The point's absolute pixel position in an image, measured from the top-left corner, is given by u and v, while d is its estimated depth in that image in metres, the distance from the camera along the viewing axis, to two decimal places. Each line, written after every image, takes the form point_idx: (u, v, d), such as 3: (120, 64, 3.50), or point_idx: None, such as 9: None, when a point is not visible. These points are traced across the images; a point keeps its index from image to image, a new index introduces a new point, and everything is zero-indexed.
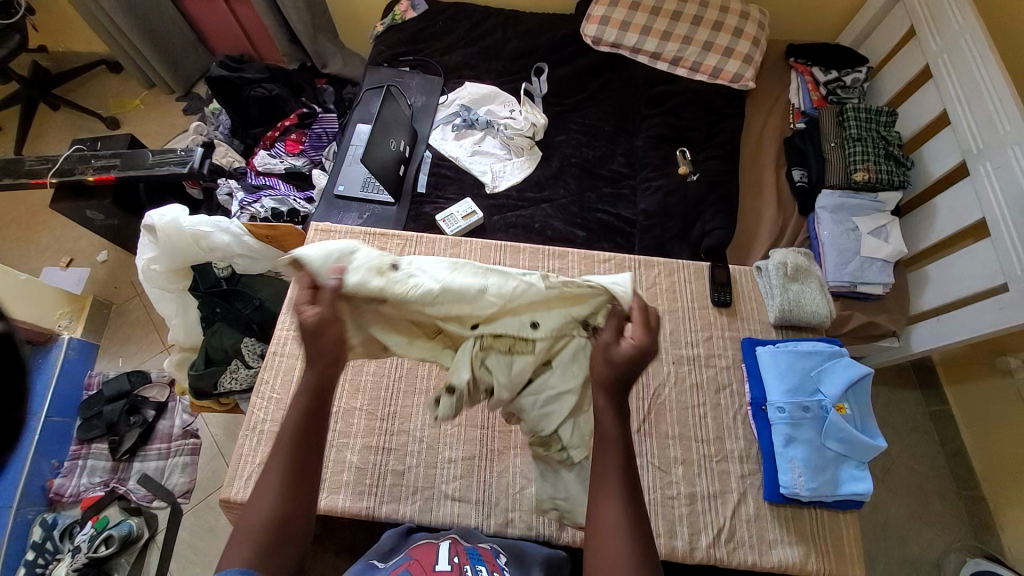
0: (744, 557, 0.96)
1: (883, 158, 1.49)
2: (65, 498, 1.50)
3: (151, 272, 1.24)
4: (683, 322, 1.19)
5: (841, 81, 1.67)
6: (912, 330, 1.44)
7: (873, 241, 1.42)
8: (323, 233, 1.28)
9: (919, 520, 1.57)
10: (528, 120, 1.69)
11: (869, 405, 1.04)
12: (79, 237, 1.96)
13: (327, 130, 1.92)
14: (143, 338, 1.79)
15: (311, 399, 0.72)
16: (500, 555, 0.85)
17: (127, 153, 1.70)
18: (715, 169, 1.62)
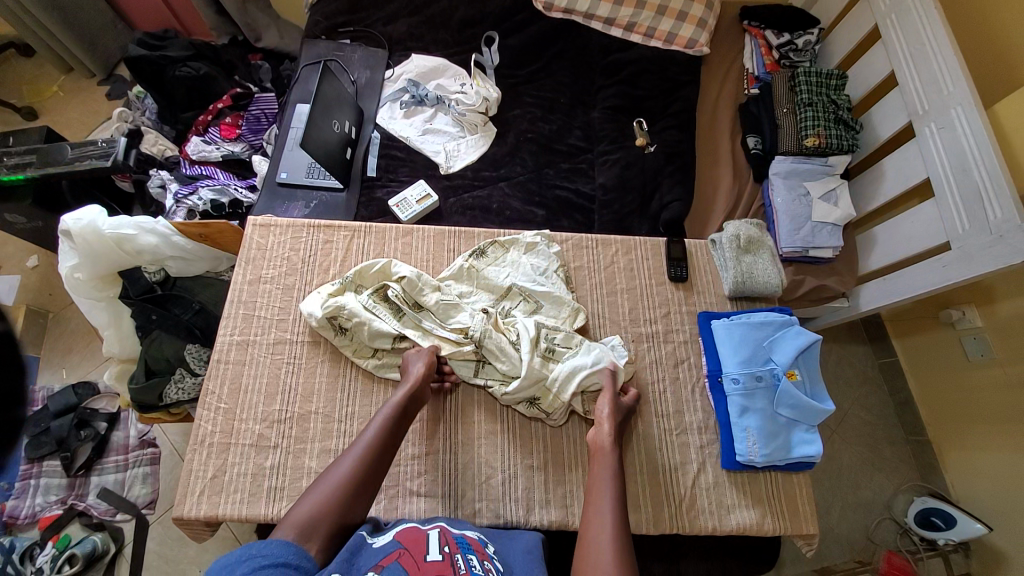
0: (705, 523, 1.00)
1: (833, 122, 1.50)
2: (19, 520, 1.43)
3: (74, 280, 1.16)
4: (641, 300, 1.20)
5: (793, 44, 1.66)
6: (860, 290, 1.50)
7: (823, 206, 1.45)
8: (261, 228, 1.21)
9: (870, 465, 1.68)
10: (480, 94, 1.62)
11: (818, 370, 1.08)
12: (3, 243, 1.80)
13: (265, 111, 1.78)
14: (87, 347, 1.68)
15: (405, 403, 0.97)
16: (488, 544, 0.87)
17: (43, 148, 1.54)
18: (672, 139, 1.60)
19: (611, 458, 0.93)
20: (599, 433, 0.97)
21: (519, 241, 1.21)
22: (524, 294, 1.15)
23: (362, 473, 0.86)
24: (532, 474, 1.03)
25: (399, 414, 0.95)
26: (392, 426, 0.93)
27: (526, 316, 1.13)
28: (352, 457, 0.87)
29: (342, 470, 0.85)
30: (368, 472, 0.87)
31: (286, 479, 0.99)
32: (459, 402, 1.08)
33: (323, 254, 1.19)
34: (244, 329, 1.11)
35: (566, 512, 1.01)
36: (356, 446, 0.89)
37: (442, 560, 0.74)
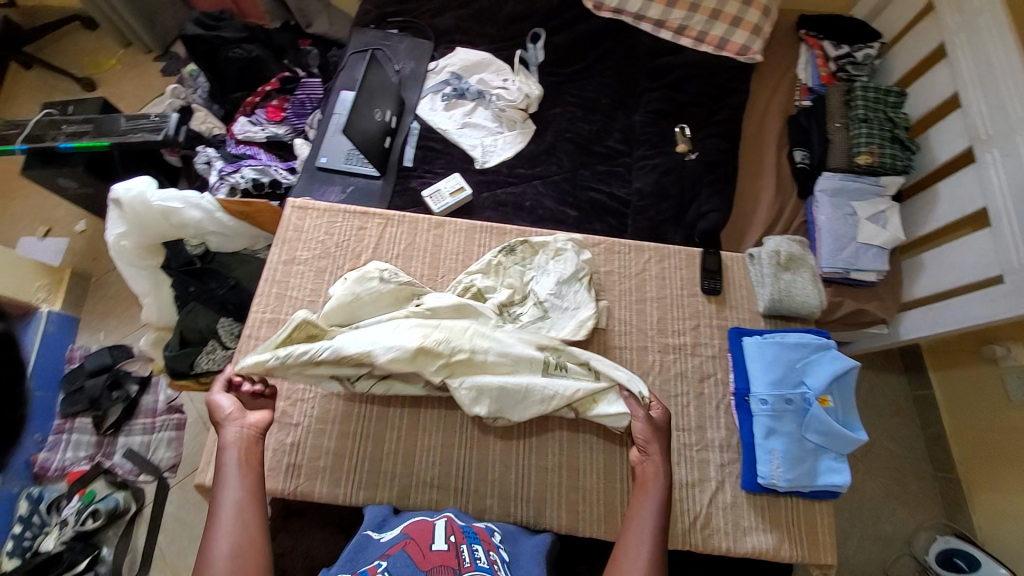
0: (719, 543, 0.98)
1: (888, 141, 1.44)
2: (50, 472, 1.51)
3: (121, 247, 1.21)
4: (670, 310, 1.17)
5: (852, 57, 1.60)
6: (902, 318, 1.43)
7: (871, 227, 1.39)
8: (300, 210, 1.23)
9: (893, 500, 1.60)
10: (522, 91, 1.63)
11: (853, 399, 1.03)
12: (56, 206, 1.89)
13: (310, 96, 1.82)
14: (125, 312, 1.75)
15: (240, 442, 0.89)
16: (495, 534, 0.89)
17: (101, 119, 1.62)
18: (714, 148, 1.56)
19: (658, 485, 0.91)
20: (646, 462, 0.94)
21: (548, 248, 1.19)
22: (540, 301, 1.14)
23: (244, 539, 0.80)
24: (545, 475, 1.03)
25: (245, 459, 0.88)
26: (246, 474, 0.87)
27: (535, 321, 1.12)
28: (225, 531, 0.80)
29: (223, 544, 0.79)
30: (251, 536, 0.80)
31: (303, 457, 1.02)
32: (439, 411, 1.06)
33: (357, 240, 1.21)
34: (275, 308, 1.13)
35: (576, 517, 1.00)
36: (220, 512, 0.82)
37: (447, 550, 0.76)
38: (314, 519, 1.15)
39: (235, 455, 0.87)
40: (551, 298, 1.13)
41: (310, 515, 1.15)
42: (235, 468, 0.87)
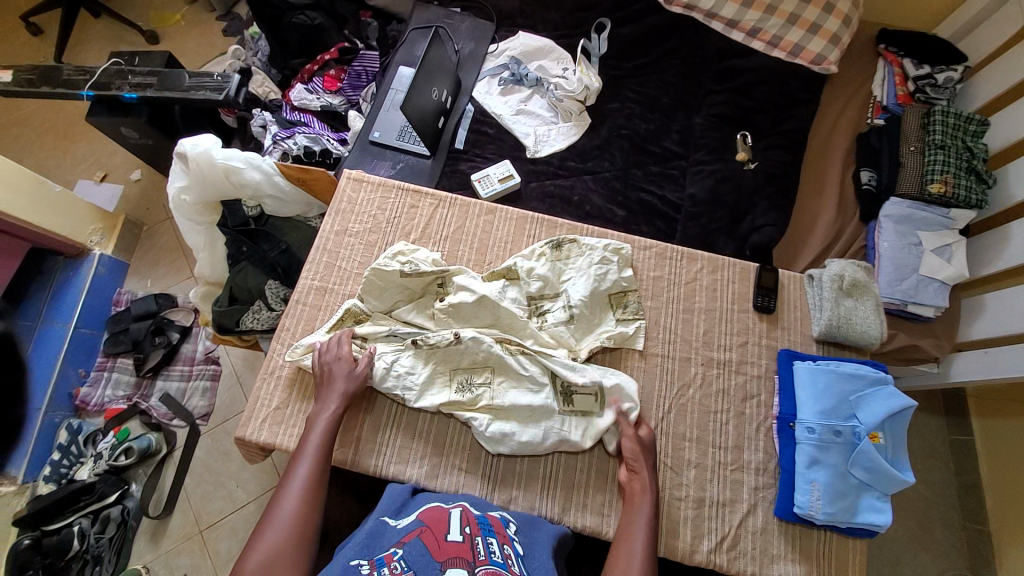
0: (743, 567, 0.96)
1: (964, 172, 1.36)
2: (89, 407, 1.58)
3: (181, 201, 1.26)
4: (718, 323, 1.14)
5: (933, 78, 1.49)
6: (955, 358, 1.37)
7: (935, 260, 1.32)
8: (355, 181, 1.24)
9: (917, 545, 1.53)
10: (582, 83, 1.57)
11: (904, 438, 0.99)
12: (115, 153, 1.95)
13: (367, 69, 1.81)
14: (171, 263, 1.80)
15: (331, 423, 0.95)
16: (509, 525, 0.87)
17: (165, 72, 1.65)
18: (776, 159, 1.50)
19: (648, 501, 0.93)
20: (637, 480, 0.95)
21: (595, 251, 1.14)
22: (569, 305, 1.09)
23: (307, 510, 0.85)
24: (573, 473, 1.02)
25: (324, 440, 0.94)
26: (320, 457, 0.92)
27: (561, 324, 1.08)
28: (294, 497, 0.85)
29: (288, 508, 0.84)
30: (313, 507, 0.85)
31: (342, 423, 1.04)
32: None
33: (408, 218, 1.21)
34: (323, 276, 1.14)
35: (602, 520, 0.99)
36: (292, 481, 0.88)
37: (462, 542, 0.73)
38: (335, 485, 1.18)
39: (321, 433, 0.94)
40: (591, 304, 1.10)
41: (331, 481, 1.18)
42: (316, 446, 0.92)
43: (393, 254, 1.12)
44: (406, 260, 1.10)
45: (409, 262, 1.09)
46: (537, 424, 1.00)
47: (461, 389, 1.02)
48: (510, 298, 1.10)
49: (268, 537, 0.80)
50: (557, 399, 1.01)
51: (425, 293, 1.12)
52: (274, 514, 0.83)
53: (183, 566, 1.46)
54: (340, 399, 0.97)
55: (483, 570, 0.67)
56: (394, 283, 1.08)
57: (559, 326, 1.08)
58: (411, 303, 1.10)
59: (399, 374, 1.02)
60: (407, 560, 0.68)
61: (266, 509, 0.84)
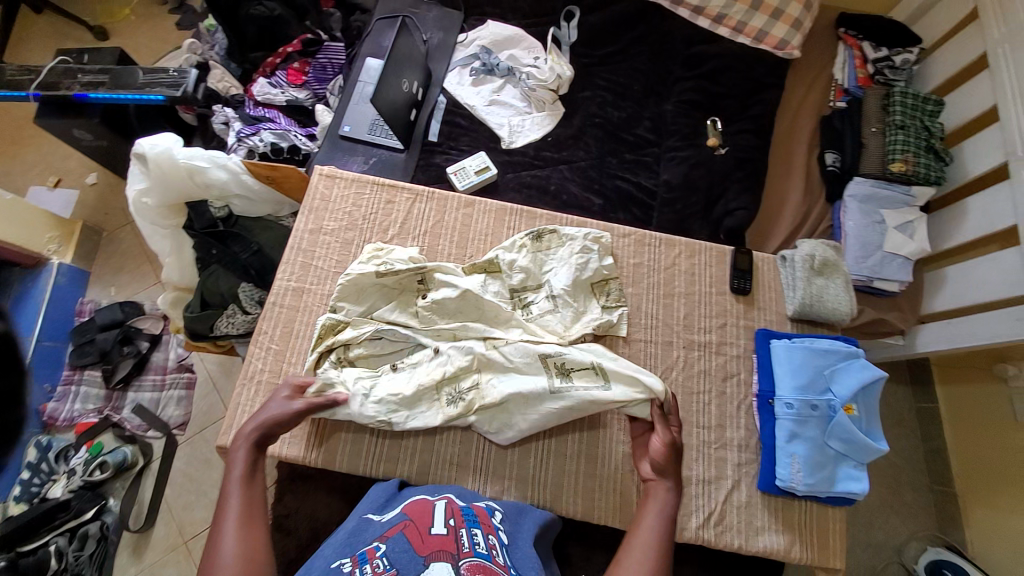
0: (731, 540, 0.99)
1: (923, 150, 1.42)
2: (59, 422, 1.51)
3: (141, 205, 1.20)
4: (697, 306, 1.16)
5: (891, 60, 1.55)
6: (919, 330, 1.43)
7: (898, 237, 1.38)
8: (327, 178, 1.21)
9: (889, 508, 1.61)
10: (554, 71, 1.57)
11: (877, 408, 1.03)
12: (67, 156, 1.85)
13: (332, 61, 1.77)
14: (136, 270, 1.73)
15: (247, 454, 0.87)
16: (495, 513, 0.87)
17: (116, 70, 1.56)
18: (746, 144, 1.53)
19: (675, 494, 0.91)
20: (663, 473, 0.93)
21: (575, 241, 1.15)
22: (552, 295, 1.10)
23: (250, 542, 0.77)
24: (563, 461, 1.03)
25: (250, 469, 0.85)
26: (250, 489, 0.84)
27: (545, 313, 1.09)
28: (232, 535, 0.77)
29: (230, 547, 0.75)
30: (258, 538, 0.78)
31: (310, 441, 1.01)
32: None
33: (385, 214, 1.19)
34: (300, 276, 1.11)
35: (593, 505, 1.01)
36: (227, 518, 0.79)
37: (447, 535, 0.73)
38: (322, 489, 1.16)
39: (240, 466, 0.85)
40: (573, 293, 1.11)
41: (319, 485, 1.16)
42: (242, 477, 0.84)
43: (371, 253, 1.10)
44: (382, 262, 1.08)
45: (384, 262, 1.08)
46: (527, 409, 0.99)
47: (452, 401, 1.00)
48: (490, 292, 1.09)
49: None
50: (549, 376, 1.00)
51: (404, 290, 1.09)
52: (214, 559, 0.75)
53: None
54: (254, 431, 0.89)
55: (468, 563, 0.67)
56: (371, 284, 1.07)
57: (546, 317, 1.09)
58: (391, 300, 1.08)
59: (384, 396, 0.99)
60: (390, 557, 0.67)
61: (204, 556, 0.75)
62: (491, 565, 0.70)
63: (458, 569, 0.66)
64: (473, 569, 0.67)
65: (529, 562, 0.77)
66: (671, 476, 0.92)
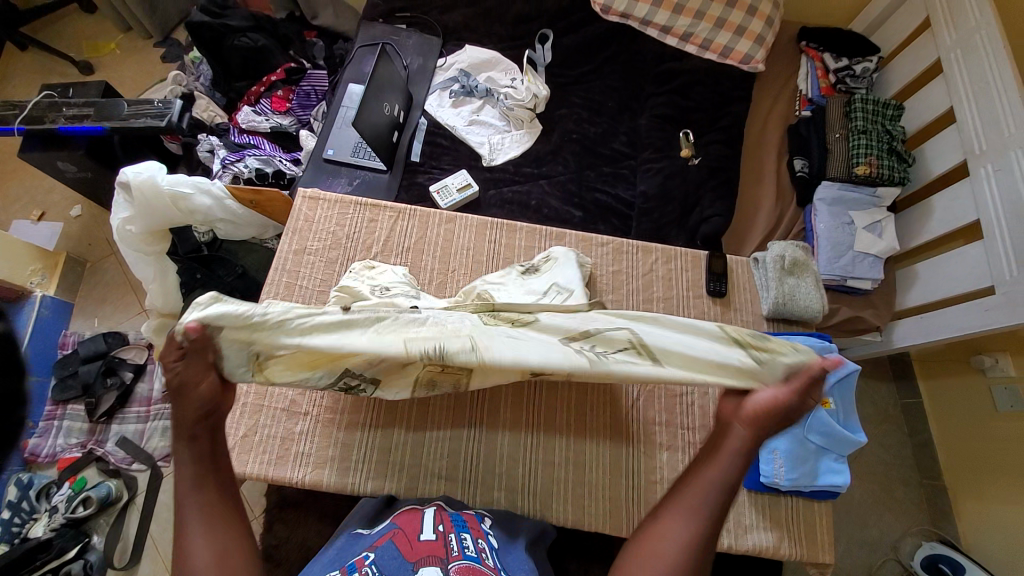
0: (722, 540, 1.00)
1: (885, 152, 1.48)
2: (40, 458, 1.49)
3: (126, 232, 1.21)
4: (676, 310, 1.20)
5: (851, 69, 1.62)
6: (895, 326, 1.48)
7: (867, 237, 1.43)
8: (311, 200, 1.23)
9: (881, 505, 1.63)
10: (530, 91, 1.62)
11: (853, 402, 1.06)
12: (52, 190, 1.85)
13: (316, 88, 1.81)
14: (120, 299, 1.72)
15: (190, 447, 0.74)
16: (485, 520, 0.87)
17: (101, 102, 1.59)
18: (718, 154, 1.59)
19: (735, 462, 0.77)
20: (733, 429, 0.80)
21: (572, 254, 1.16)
22: (560, 288, 1.08)
23: (225, 538, 0.69)
24: (552, 468, 1.04)
25: (199, 466, 0.73)
26: (207, 481, 0.73)
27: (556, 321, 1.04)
28: (200, 534, 0.69)
29: (202, 554, 0.67)
30: (233, 536, 0.70)
31: (280, 428, 1.03)
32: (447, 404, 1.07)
33: (367, 232, 1.21)
34: (284, 296, 1.13)
35: (583, 511, 1.01)
36: (189, 523, 0.70)
37: (436, 540, 0.73)
38: (314, 513, 1.14)
39: (189, 457, 0.73)
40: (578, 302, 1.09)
41: (310, 508, 1.15)
42: (191, 477, 0.73)
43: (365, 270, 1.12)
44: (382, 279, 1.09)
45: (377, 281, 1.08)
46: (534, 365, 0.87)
47: (429, 355, 0.86)
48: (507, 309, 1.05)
49: None
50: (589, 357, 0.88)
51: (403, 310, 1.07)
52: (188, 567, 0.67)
53: None
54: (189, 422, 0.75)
55: (457, 565, 0.68)
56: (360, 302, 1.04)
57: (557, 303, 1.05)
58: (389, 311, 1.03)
59: (321, 340, 0.84)
60: (379, 564, 0.67)
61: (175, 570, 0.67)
62: (480, 566, 0.70)
63: (447, 571, 0.66)
64: (462, 570, 0.67)
65: (519, 564, 0.78)
66: (751, 434, 0.79)
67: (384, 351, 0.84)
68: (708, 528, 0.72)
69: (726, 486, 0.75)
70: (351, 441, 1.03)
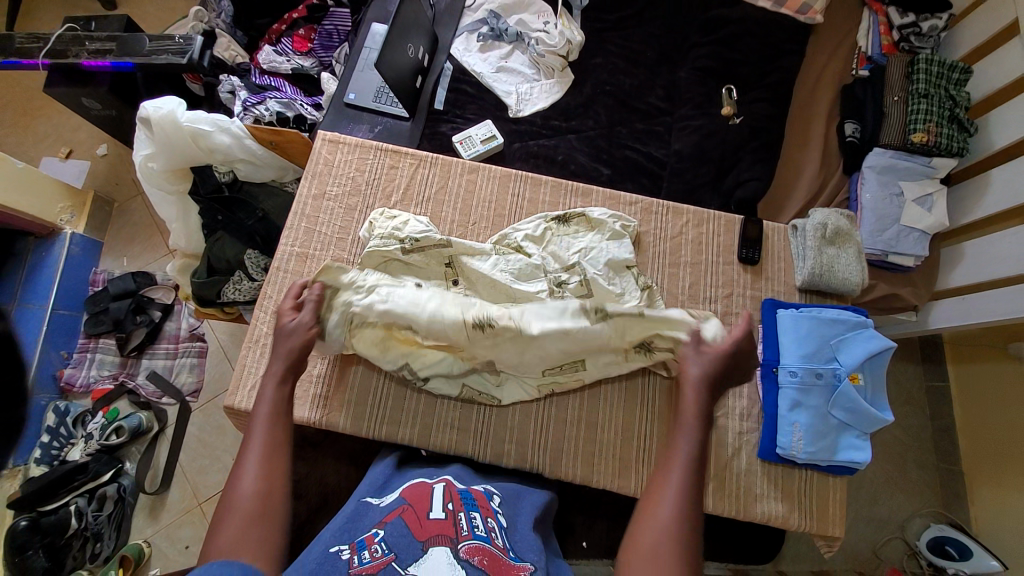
0: (730, 507, 1.00)
1: (946, 120, 1.36)
2: (76, 387, 1.57)
3: (149, 170, 1.21)
4: (705, 276, 1.15)
5: (918, 27, 1.46)
6: (933, 306, 1.41)
7: (915, 210, 1.33)
8: (331, 143, 1.20)
9: (893, 485, 1.61)
10: (563, 36, 1.51)
11: (883, 379, 1.02)
12: (78, 128, 1.86)
13: (338, 28, 1.72)
14: (147, 240, 1.75)
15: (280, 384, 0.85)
16: (493, 497, 0.86)
17: (123, 37, 1.55)
18: (760, 113, 1.49)
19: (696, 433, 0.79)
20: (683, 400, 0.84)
21: (605, 227, 1.12)
22: (585, 279, 1.06)
23: (271, 478, 0.74)
24: (564, 427, 1.04)
25: (277, 408, 0.82)
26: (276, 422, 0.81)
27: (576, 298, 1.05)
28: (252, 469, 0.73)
29: (249, 480, 0.72)
30: (279, 471, 0.75)
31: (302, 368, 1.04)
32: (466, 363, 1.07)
33: (387, 179, 1.18)
34: (303, 241, 1.12)
35: (593, 468, 1.02)
36: (248, 455, 0.76)
37: (445, 518, 0.73)
38: (329, 455, 1.18)
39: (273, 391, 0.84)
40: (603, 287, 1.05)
41: (324, 449, 1.18)
42: (267, 411, 0.82)
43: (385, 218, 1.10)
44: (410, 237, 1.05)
45: (404, 237, 1.05)
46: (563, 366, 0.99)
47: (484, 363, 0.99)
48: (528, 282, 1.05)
49: (233, 521, 0.68)
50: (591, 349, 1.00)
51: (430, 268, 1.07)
52: (234, 496, 0.71)
53: (185, 539, 1.48)
54: (284, 364, 0.87)
55: (466, 546, 0.68)
56: (396, 261, 1.06)
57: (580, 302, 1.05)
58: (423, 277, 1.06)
59: (394, 303, 0.95)
60: (388, 542, 0.67)
61: (224, 490, 0.72)
62: (490, 547, 0.70)
63: (456, 553, 0.66)
64: (472, 551, 0.67)
65: (530, 544, 0.76)
66: (701, 397, 0.84)
67: (444, 318, 0.94)
68: (692, 499, 0.72)
69: (690, 456, 0.77)
70: (366, 384, 1.05)
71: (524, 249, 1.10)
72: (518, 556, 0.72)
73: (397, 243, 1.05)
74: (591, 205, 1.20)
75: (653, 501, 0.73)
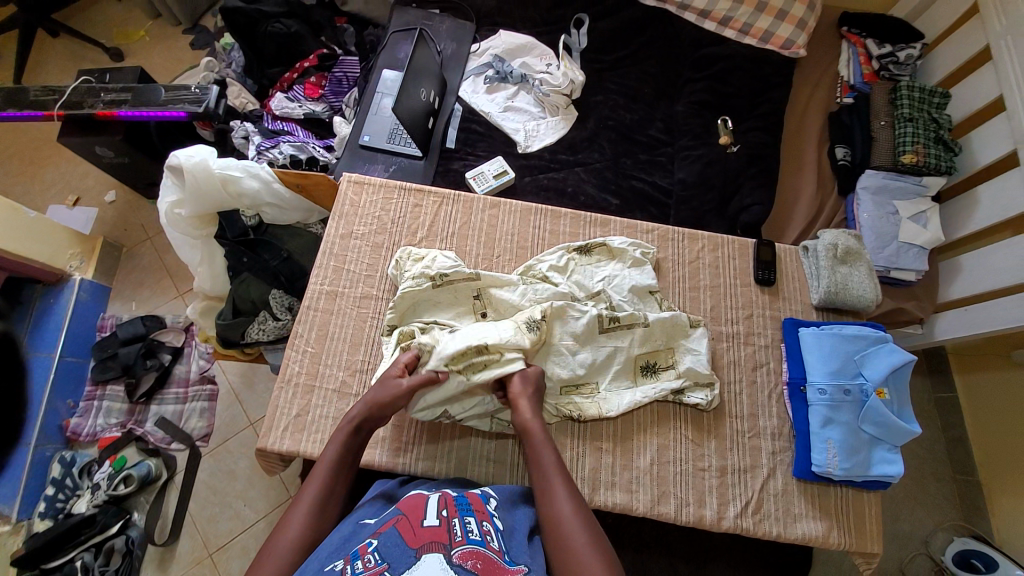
0: (770, 528, 1.00)
1: (932, 141, 1.44)
2: (82, 437, 1.52)
3: (175, 216, 1.24)
4: (724, 298, 1.18)
5: (896, 56, 1.57)
6: (937, 319, 1.45)
7: (912, 227, 1.40)
8: (356, 184, 1.24)
9: (913, 499, 1.60)
10: (567, 77, 1.60)
11: (907, 393, 1.05)
12: (86, 175, 1.88)
13: (348, 75, 1.80)
14: (156, 283, 1.75)
15: (349, 437, 0.91)
16: (490, 500, 0.85)
17: (138, 88, 1.60)
18: (758, 142, 1.56)
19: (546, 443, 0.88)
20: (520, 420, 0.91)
21: (626, 255, 1.16)
22: (611, 305, 1.10)
23: (311, 534, 0.80)
24: (601, 455, 1.03)
25: (344, 456, 0.89)
26: (338, 476, 0.87)
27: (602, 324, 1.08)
28: (297, 521, 0.81)
29: (292, 532, 0.80)
30: (320, 529, 0.82)
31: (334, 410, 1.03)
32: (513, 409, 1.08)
33: (413, 217, 1.21)
34: (332, 279, 1.14)
35: (632, 496, 1.01)
36: (298, 507, 0.83)
37: (439, 526, 0.72)
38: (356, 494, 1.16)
39: (336, 449, 0.89)
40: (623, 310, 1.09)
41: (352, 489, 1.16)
42: (332, 462, 0.88)
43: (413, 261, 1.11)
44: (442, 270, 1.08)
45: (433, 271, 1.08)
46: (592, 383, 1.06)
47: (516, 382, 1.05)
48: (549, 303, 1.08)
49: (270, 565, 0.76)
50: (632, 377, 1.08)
51: (457, 299, 1.09)
52: (275, 543, 0.79)
53: None
54: (358, 419, 0.91)
55: (460, 551, 0.68)
56: (426, 299, 1.08)
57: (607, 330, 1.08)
58: (450, 308, 1.08)
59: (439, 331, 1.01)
60: (381, 552, 0.67)
61: (269, 537, 0.80)
62: (484, 551, 0.70)
63: (449, 560, 0.66)
64: (465, 556, 0.67)
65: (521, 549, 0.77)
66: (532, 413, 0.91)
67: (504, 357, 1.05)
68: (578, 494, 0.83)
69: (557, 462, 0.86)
70: (398, 422, 1.05)
71: (550, 279, 1.12)
72: (512, 560, 0.73)
73: (429, 282, 1.07)
74: (610, 234, 1.24)
75: (559, 518, 0.79)
